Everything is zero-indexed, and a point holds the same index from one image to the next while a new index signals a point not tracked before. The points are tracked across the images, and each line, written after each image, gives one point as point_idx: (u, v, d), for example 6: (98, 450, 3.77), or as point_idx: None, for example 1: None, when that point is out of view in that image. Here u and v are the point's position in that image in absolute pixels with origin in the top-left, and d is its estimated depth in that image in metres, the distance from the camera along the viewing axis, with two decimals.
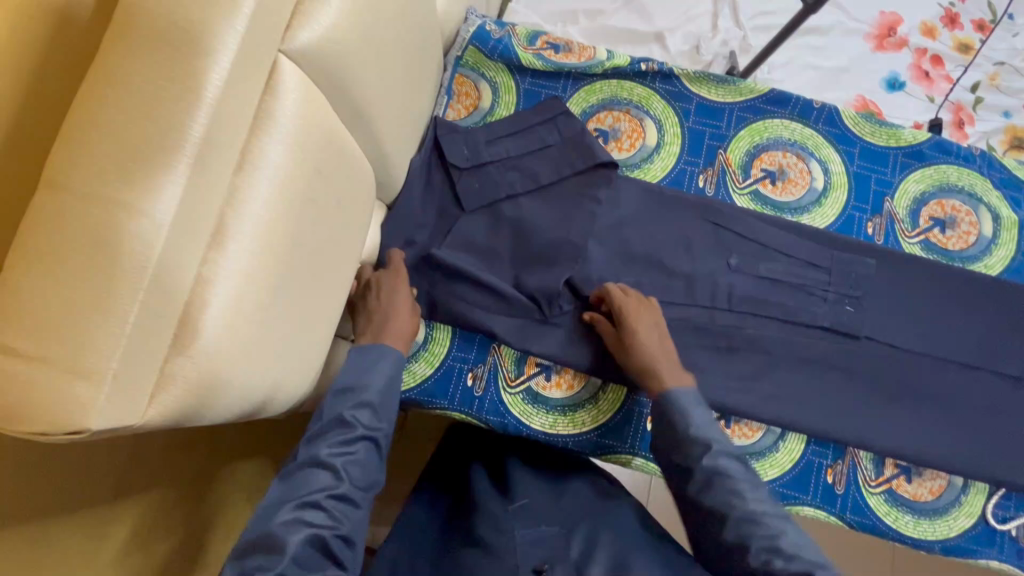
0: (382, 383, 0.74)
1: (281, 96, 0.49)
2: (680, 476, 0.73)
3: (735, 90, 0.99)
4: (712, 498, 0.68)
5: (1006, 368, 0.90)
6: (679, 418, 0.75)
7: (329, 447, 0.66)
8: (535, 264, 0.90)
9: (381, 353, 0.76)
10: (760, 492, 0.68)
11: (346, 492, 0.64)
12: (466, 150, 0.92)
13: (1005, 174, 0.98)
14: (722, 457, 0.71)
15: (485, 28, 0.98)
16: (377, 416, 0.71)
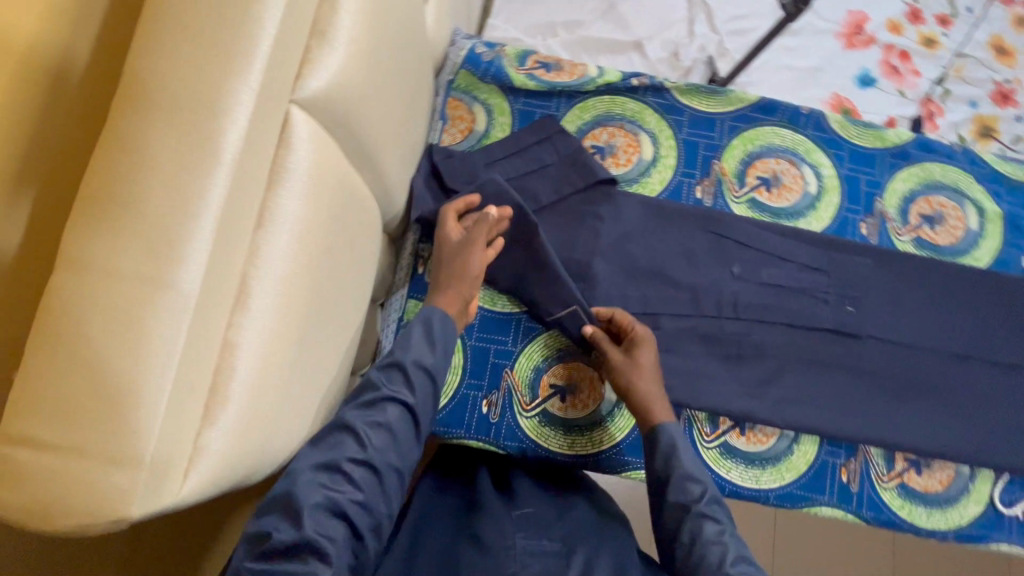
0: (418, 343, 0.71)
1: (296, 148, 0.48)
2: (671, 516, 0.73)
3: (725, 100, 1.01)
4: (697, 549, 0.68)
5: (1000, 357, 0.93)
6: (674, 457, 0.76)
7: (355, 409, 0.65)
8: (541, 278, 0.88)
9: (424, 314, 0.75)
10: (744, 552, 0.67)
11: (370, 456, 0.62)
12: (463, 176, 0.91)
13: (985, 168, 1.02)
14: (713, 506, 0.71)
15: (475, 51, 0.98)
16: (410, 379, 0.68)
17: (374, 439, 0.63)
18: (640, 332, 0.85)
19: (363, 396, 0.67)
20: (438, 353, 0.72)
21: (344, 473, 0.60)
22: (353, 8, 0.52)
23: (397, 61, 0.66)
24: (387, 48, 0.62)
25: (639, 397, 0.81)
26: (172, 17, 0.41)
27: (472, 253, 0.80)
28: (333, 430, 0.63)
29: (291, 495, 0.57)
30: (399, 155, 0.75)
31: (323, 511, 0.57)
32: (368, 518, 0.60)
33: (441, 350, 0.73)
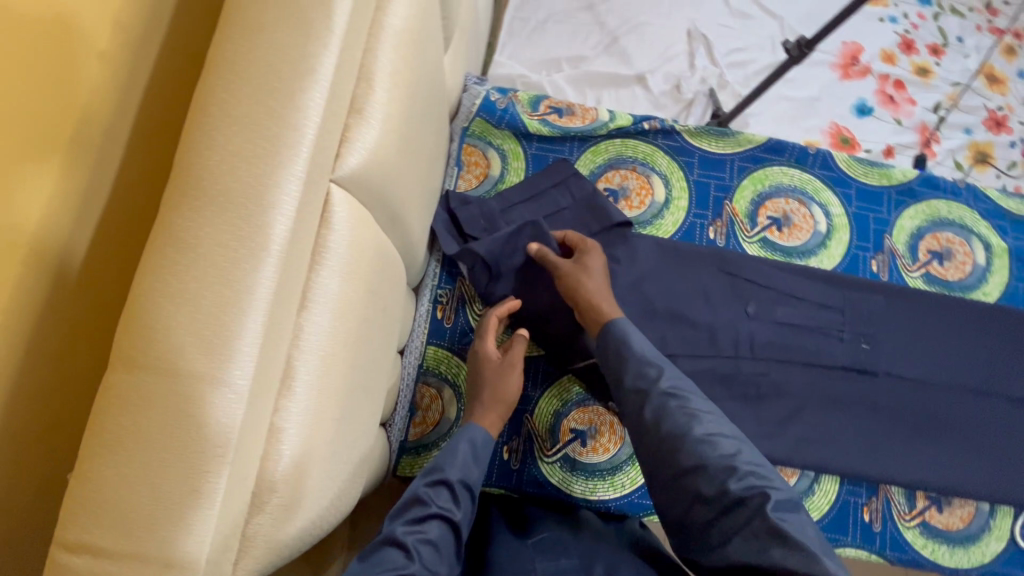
0: (464, 459, 0.72)
1: (336, 227, 0.48)
2: (633, 401, 0.72)
3: (734, 142, 1.03)
4: (666, 424, 0.68)
5: (1015, 392, 0.94)
6: (625, 342, 0.75)
7: (403, 523, 0.64)
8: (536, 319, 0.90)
9: (467, 431, 0.75)
10: (711, 417, 0.68)
11: (418, 575, 0.59)
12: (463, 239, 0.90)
13: (990, 204, 1.04)
14: (673, 379, 0.71)
15: (490, 98, 0.99)
16: (456, 495, 0.68)
17: (422, 557, 0.61)
18: (588, 249, 0.87)
19: (410, 510, 0.66)
20: (481, 469, 0.73)
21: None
22: (388, 82, 0.53)
23: (423, 121, 0.67)
24: (416, 111, 0.63)
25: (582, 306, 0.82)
26: (223, 111, 0.42)
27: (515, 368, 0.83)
28: (382, 549, 0.62)
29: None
30: (423, 208, 0.76)
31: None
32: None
33: (482, 466, 0.73)
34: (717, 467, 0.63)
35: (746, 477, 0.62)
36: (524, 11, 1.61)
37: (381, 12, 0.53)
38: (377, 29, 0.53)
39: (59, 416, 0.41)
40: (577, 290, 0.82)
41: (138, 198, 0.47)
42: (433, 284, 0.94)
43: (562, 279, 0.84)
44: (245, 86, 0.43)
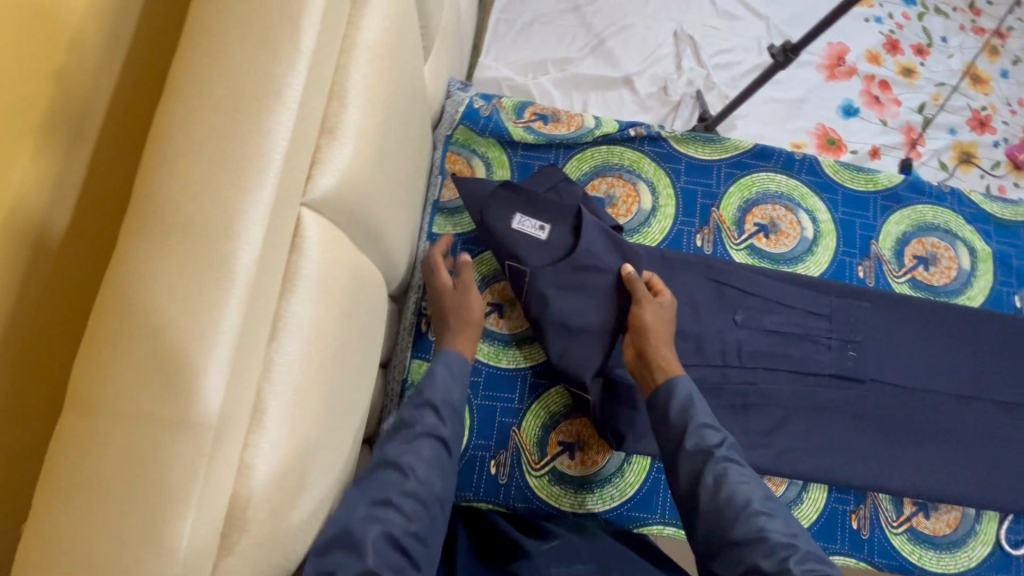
0: (443, 382, 0.76)
1: (307, 252, 0.47)
2: (690, 463, 0.72)
3: (720, 148, 1.02)
4: (725, 490, 0.68)
5: (1000, 397, 0.94)
6: (688, 404, 0.76)
7: (395, 446, 0.68)
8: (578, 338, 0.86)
9: (443, 356, 0.79)
10: (763, 490, 0.69)
11: (414, 489, 0.65)
12: (567, 212, 0.88)
13: (974, 208, 1.05)
14: (732, 450, 0.72)
15: (473, 106, 0.97)
16: (440, 416, 0.72)
17: (416, 473, 0.66)
18: (671, 298, 0.87)
19: (400, 433, 0.70)
20: (462, 390, 0.77)
21: (394, 508, 0.63)
22: (361, 99, 0.51)
23: (402, 134, 0.66)
24: (394, 125, 0.61)
25: (650, 348, 0.82)
26: (185, 134, 0.40)
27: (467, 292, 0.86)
28: (377, 470, 0.66)
29: (349, 534, 0.59)
30: (405, 220, 0.75)
31: (381, 547, 0.60)
32: (421, 548, 0.63)
33: (462, 386, 0.77)
34: (780, 540, 0.63)
35: (805, 558, 0.62)
36: (509, 13, 1.59)
37: (353, 26, 0.51)
38: (349, 44, 0.51)
39: (16, 452, 0.39)
40: (655, 332, 0.83)
41: (103, 217, 0.45)
42: (417, 296, 0.92)
43: (641, 310, 0.84)
44: (208, 109, 0.41)
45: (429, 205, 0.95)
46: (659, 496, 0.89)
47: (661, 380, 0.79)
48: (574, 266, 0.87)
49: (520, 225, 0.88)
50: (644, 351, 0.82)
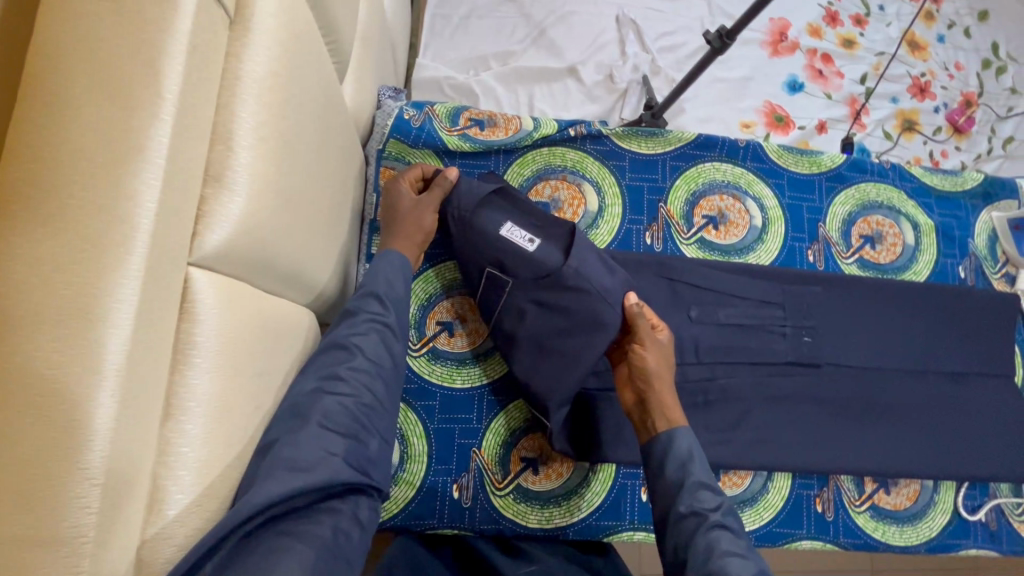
0: (387, 274, 0.73)
1: (201, 317, 0.43)
2: (681, 528, 0.68)
3: (663, 141, 1.00)
4: (713, 561, 0.63)
5: (949, 367, 0.97)
6: (684, 463, 0.73)
7: (339, 330, 0.65)
8: (552, 357, 0.83)
9: (385, 255, 0.76)
10: (758, 569, 0.63)
11: (363, 365, 0.63)
12: (559, 234, 0.86)
13: (915, 183, 1.06)
14: (729, 518, 0.68)
15: (404, 117, 0.92)
16: (385, 303, 0.70)
17: (363, 352, 0.64)
18: (668, 337, 0.84)
19: (343, 318, 0.67)
20: (406, 284, 0.75)
21: (343, 380, 0.60)
22: (253, 138, 0.47)
23: (313, 164, 0.61)
24: (300, 158, 0.56)
25: (654, 396, 0.79)
26: (29, 203, 0.35)
27: (431, 205, 0.86)
28: (324, 351, 0.63)
29: (298, 405, 0.57)
30: (327, 243, 0.71)
31: (332, 415, 0.57)
32: (372, 420, 0.61)
33: (406, 278, 0.76)
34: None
35: None
36: (445, 8, 1.53)
37: (234, 59, 0.47)
38: (230, 81, 0.46)
39: None
40: (659, 378, 0.79)
41: None
42: None
43: (645, 351, 0.81)
44: (53, 171, 0.35)
45: (366, 225, 0.91)
46: (627, 502, 0.88)
47: (662, 428, 0.76)
48: (559, 285, 0.83)
49: (509, 234, 0.85)
50: (647, 391, 0.79)
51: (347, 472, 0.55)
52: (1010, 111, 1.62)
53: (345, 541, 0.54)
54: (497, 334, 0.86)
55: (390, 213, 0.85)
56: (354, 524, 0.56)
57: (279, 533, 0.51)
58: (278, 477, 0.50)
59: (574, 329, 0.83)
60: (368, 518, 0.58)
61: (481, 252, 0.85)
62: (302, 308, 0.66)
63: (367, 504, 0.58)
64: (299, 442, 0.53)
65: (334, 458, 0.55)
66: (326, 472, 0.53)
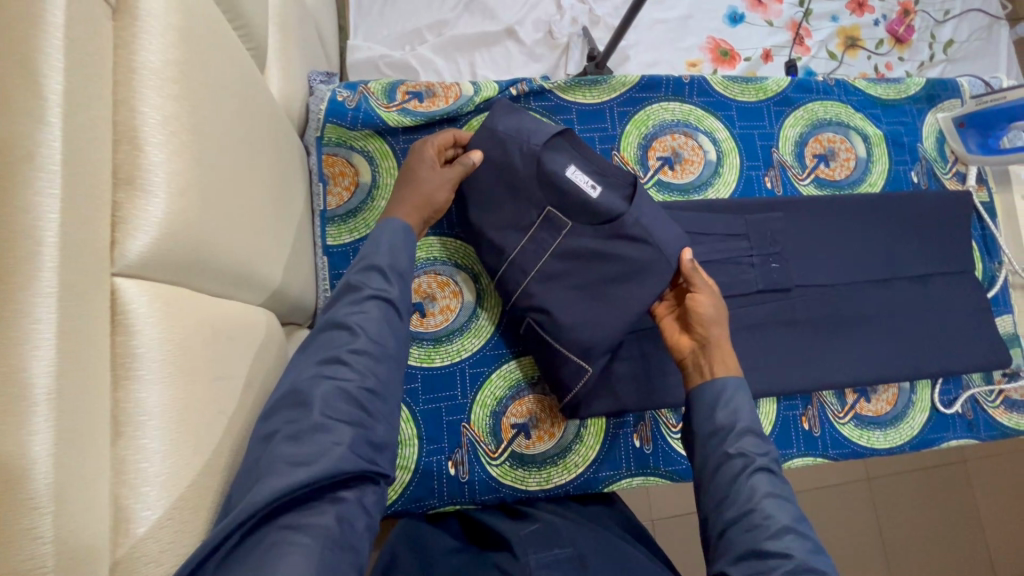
0: (390, 246, 0.70)
1: (137, 328, 0.40)
2: (722, 466, 0.70)
3: (608, 88, 0.98)
4: (756, 502, 0.66)
5: (909, 272, 0.99)
6: (734, 409, 0.74)
7: (341, 309, 0.64)
8: (596, 298, 0.83)
9: (387, 223, 0.73)
10: (793, 510, 0.67)
11: (366, 346, 0.61)
12: (622, 183, 0.85)
13: (861, 95, 1.06)
14: (773, 463, 0.71)
15: (337, 99, 0.88)
16: (387, 276, 0.67)
17: (366, 331, 0.62)
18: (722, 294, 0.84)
19: (345, 295, 0.65)
20: (409, 257, 0.71)
21: (344, 364, 0.59)
22: (163, 135, 0.44)
23: (240, 158, 0.58)
24: (222, 152, 0.53)
25: (712, 343, 0.79)
26: None
27: (446, 179, 0.84)
28: (324, 331, 0.62)
29: (300, 392, 0.57)
30: (275, 237, 0.69)
31: (332, 401, 0.56)
32: (379, 404, 0.60)
33: (409, 248, 0.72)
34: (805, 562, 0.62)
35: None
36: None
37: (125, 52, 0.43)
38: (124, 75, 0.43)
39: None
40: (715, 324, 0.80)
41: None
42: None
43: (702, 298, 0.81)
44: None
45: (316, 217, 0.87)
46: (621, 450, 0.89)
47: (719, 373, 0.76)
48: (619, 232, 0.83)
49: (568, 177, 0.84)
50: (704, 335, 0.79)
51: (350, 461, 0.54)
52: (947, 14, 1.63)
53: (350, 531, 0.54)
54: (532, 278, 0.84)
55: (407, 179, 0.83)
56: (361, 512, 0.55)
57: (283, 527, 0.50)
58: (277, 472, 0.50)
59: (630, 275, 0.83)
60: (375, 504, 0.57)
61: (537, 193, 0.85)
62: (257, 306, 0.64)
63: (374, 490, 0.58)
64: (300, 436, 0.54)
65: (338, 448, 0.54)
66: (328, 463, 0.52)
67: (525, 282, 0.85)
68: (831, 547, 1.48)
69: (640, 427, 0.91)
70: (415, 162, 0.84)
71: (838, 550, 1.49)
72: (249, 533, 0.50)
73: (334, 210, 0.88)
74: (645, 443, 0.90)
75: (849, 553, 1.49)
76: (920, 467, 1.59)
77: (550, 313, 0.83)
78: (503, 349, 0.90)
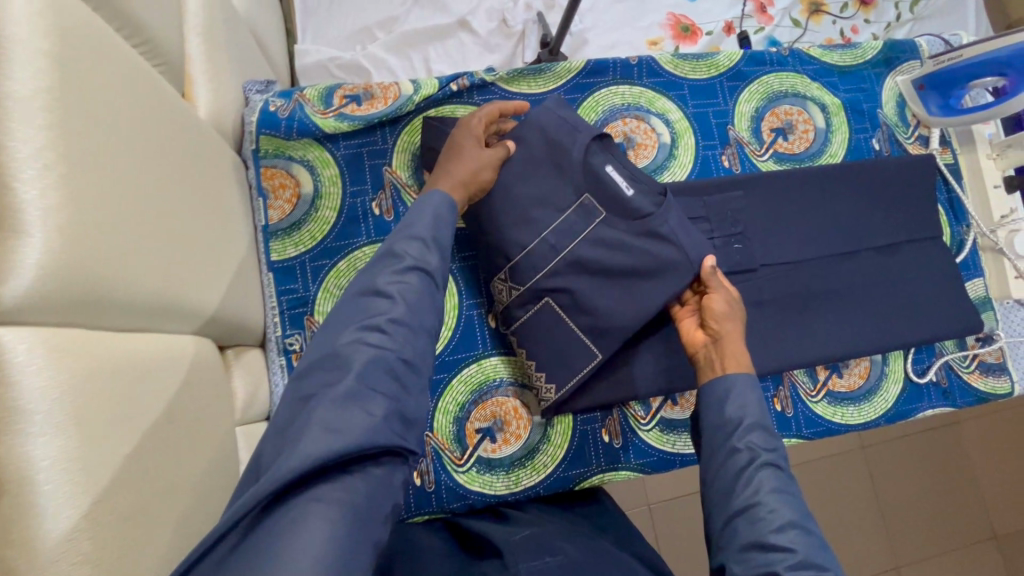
0: (430, 221, 0.70)
1: (18, 376, 0.39)
2: (727, 460, 0.69)
3: (553, 75, 0.95)
4: (760, 497, 0.65)
5: (875, 242, 0.97)
6: (739, 404, 0.73)
7: (383, 277, 0.64)
8: (619, 286, 0.81)
9: (426, 198, 0.73)
10: (797, 504, 0.65)
11: (404, 318, 0.62)
12: (656, 187, 0.83)
13: (817, 64, 1.03)
14: (781, 459, 0.69)
15: (270, 109, 0.85)
16: (426, 249, 0.68)
17: (406, 302, 0.63)
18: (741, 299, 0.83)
19: (387, 262, 0.66)
20: (447, 234, 0.72)
21: (383, 332, 0.60)
22: (38, 169, 0.42)
23: (148, 183, 0.56)
24: (119, 179, 0.51)
25: (726, 340, 0.78)
26: None
27: (493, 159, 0.81)
28: (365, 296, 0.63)
29: (339, 355, 0.58)
30: (208, 262, 0.67)
31: (370, 368, 0.58)
32: (412, 378, 0.61)
33: (449, 225, 0.72)
34: (807, 557, 0.60)
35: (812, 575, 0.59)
36: None
37: None
38: None
39: None
40: (729, 320, 0.79)
41: None
42: (278, 333, 0.83)
43: (716, 297, 0.80)
44: None
45: (259, 232, 0.85)
46: (590, 446, 0.88)
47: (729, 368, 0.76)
48: (649, 230, 0.81)
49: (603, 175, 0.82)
50: (717, 329, 0.78)
51: (381, 435, 0.55)
52: None
53: (376, 508, 0.54)
54: (558, 261, 0.81)
55: (452, 152, 0.79)
56: (386, 490, 0.55)
57: (309, 500, 0.50)
58: (313, 437, 0.52)
59: (657, 271, 0.80)
60: (400, 484, 0.58)
61: (577, 177, 0.83)
62: (190, 336, 0.63)
63: (402, 470, 0.58)
64: (339, 401, 0.55)
65: (372, 419, 0.55)
66: (360, 434, 0.53)
67: (547, 266, 0.81)
68: (835, 543, 1.46)
69: (608, 422, 0.89)
70: (459, 137, 0.81)
71: (840, 544, 1.47)
72: (279, 501, 0.50)
73: (277, 224, 0.85)
74: (614, 438, 0.89)
75: (852, 546, 1.48)
76: (912, 441, 1.57)
77: (564, 297, 0.82)
78: (465, 353, 0.87)
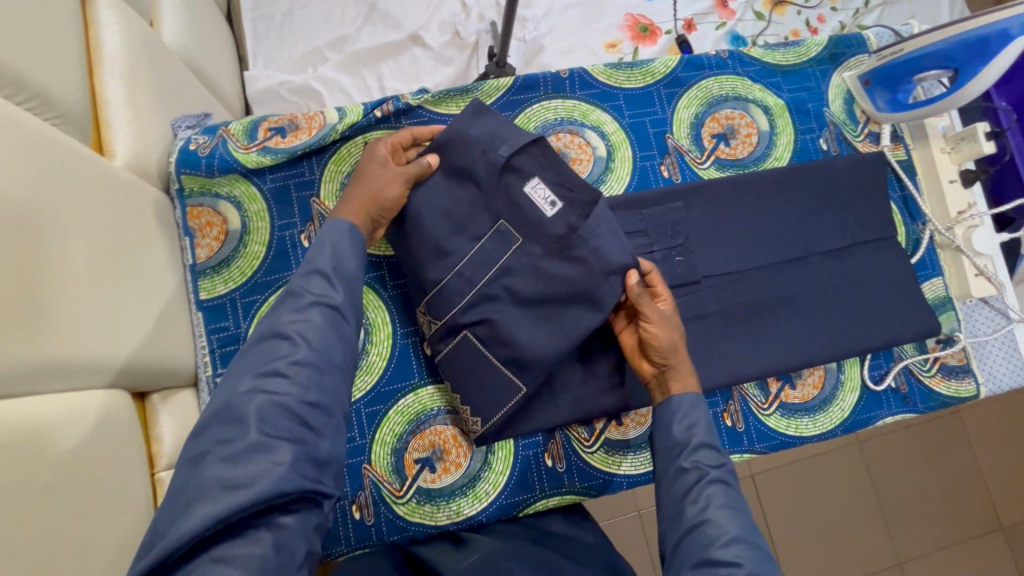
0: (333, 249, 0.67)
1: None
2: (676, 480, 0.67)
3: (480, 94, 0.93)
4: (705, 515, 0.63)
5: (826, 246, 0.94)
6: (686, 422, 0.71)
7: (282, 316, 0.60)
8: (543, 316, 0.81)
9: (332, 225, 0.69)
10: (747, 521, 0.63)
11: (309, 357, 0.58)
12: (588, 192, 0.80)
13: (757, 65, 1.00)
14: (729, 474, 0.67)
15: (191, 147, 0.85)
16: (330, 279, 0.64)
17: (308, 341, 0.59)
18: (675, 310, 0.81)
19: (286, 300, 0.62)
20: (356, 260, 0.68)
21: (283, 377, 0.57)
22: None
23: (41, 239, 0.57)
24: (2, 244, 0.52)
25: (672, 368, 0.76)
26: None
27: (399, 176, 0.79)
28: (264, 340, 0.59)
29: (233, 408, 0.55)
30: (125, 309, 0.67)
31: (269, 416, 0.54)
32: (325, 418, 0.58)
33: (356, 251, 0.69)
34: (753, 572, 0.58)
35: None
36: (263, 9, 1.43)
37: None
38: None
39: None
40: (676, 349, 0.76)
41: None
42: (209, 372, 0.83)
43: (654, 324, 0.77)
44: None
45: (188, 272, 0.85)
46: (533, 472, 0.86)
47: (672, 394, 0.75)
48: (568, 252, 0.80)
49: (531, 191, 0.81)
50: (664, 363, 0.76)
51: (291, 480, 0.52)
52: None
53: (288, 556, 0.52)
54: (477, 292, 0.81)
55: (360, 177, 0.78)
56: (302, 535, 0.54)
57: (213, 554, 0.50)
58: (215, 491, 0.50)
59: (581, 292, 0.79)
60: (315, 527, 0.56)
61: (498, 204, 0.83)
62: (101, 390, 0.62)
63: (318, 512, 0.56)
64: (239, 455, 0.52)
65: (277, 467, 0.52)
66: (266, 484, 0.51)
67: (466, 298, 0.81)
68: (820, 549, 1.42)
69: (550, 446, 0.87)
70: (365, 163, 0.80)
71: (834, 559, 1.42)
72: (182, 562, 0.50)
73: (205, 263, 0.85)
74: (557, 462, 0.87)
75: (847, 561, 1.43)
76: (906, 444, 1.51)
77: (491, 325, 0.80)
78: (400, 384, 0.86)
